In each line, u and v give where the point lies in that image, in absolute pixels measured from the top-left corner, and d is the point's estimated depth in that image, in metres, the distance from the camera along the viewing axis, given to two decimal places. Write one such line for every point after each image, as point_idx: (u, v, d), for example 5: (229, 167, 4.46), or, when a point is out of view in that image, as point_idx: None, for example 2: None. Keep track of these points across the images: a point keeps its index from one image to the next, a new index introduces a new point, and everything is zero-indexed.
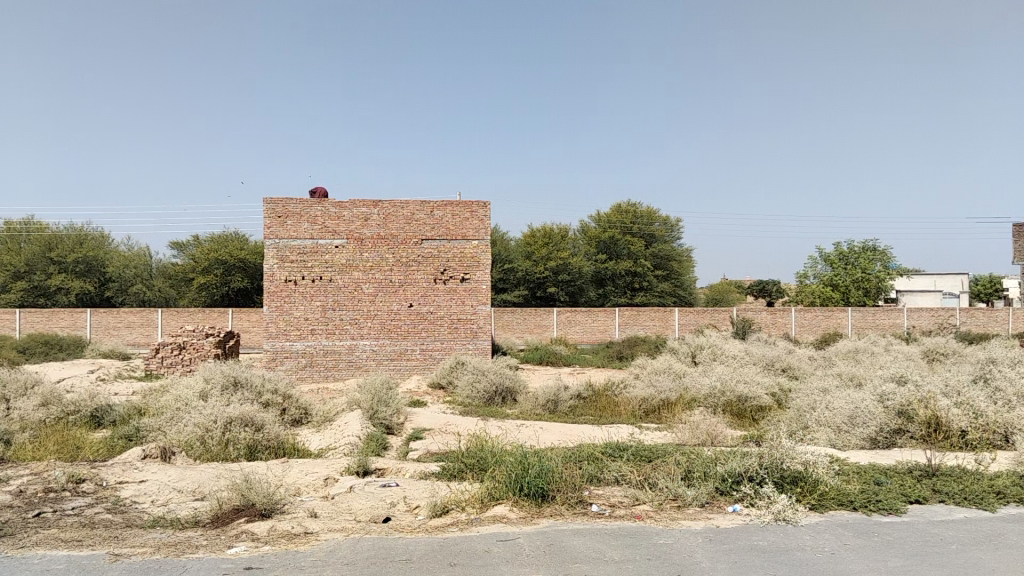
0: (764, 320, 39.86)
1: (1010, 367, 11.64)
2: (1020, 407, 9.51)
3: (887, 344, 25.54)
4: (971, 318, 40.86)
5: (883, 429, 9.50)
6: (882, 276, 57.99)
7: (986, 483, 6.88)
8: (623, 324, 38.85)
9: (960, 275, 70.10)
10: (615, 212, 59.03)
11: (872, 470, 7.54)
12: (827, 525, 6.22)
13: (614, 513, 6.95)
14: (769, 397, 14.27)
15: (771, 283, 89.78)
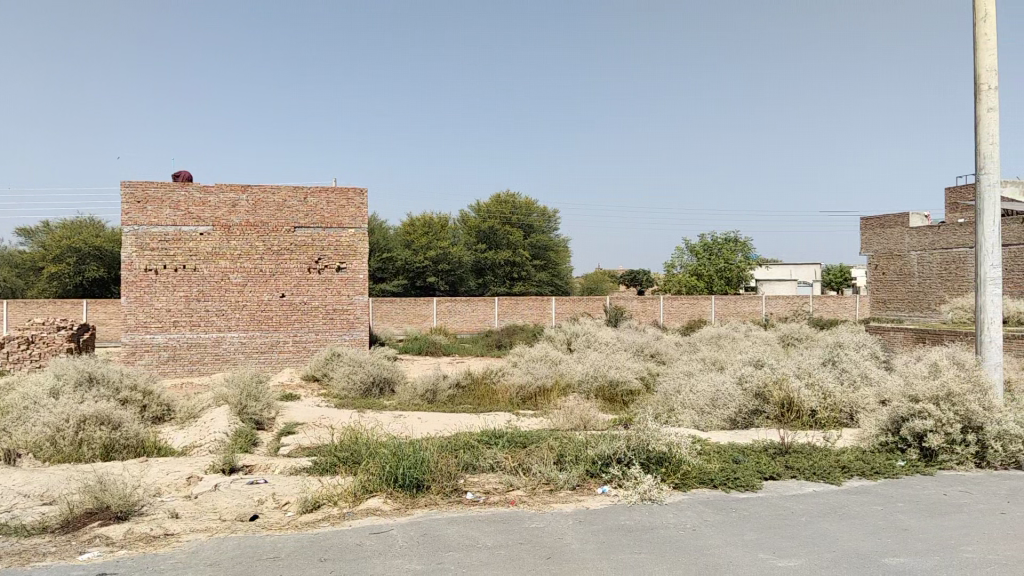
0: (635, 308, 41.05)
1: (855, 351, 12.55)
2: (862, 387, 10.26)
3: (746, 330, 27.01)
4: (823, 305, 43.94)
5: (741, 410, 10.01)
6: (743, 266, 61.47)
7: (833, 459, 7.36)
8: (502, 314, 39.24)
9: (812, 265, 75.26)
10: (494, 202, 59.51)
11: (731, 449, 7.92)
12: (689, 503, 6.47)
13: (488, 500, 6.97)
14: (638, 382, 14.80)
15: (643, 274, 93.23)
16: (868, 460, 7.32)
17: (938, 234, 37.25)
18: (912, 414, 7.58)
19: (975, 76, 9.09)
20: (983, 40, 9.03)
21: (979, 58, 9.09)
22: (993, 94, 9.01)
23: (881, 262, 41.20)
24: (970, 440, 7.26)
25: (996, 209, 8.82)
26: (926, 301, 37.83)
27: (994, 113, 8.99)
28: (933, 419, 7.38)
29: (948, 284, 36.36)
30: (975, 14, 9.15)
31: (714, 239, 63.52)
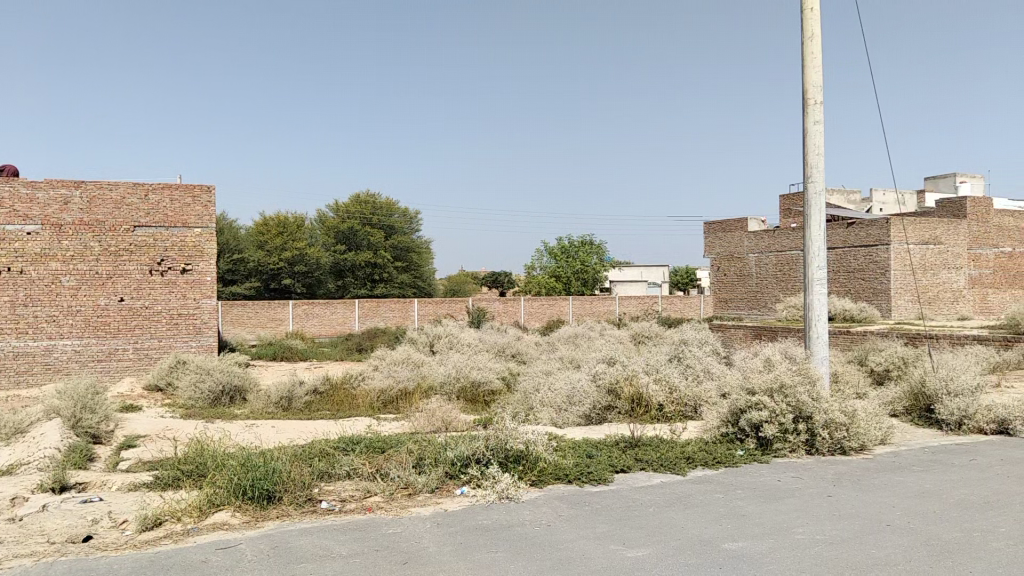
0: (497, 309, 41.49)
1: (699, 347, 13.26)
2: (705, 381, 10.83)
3: (602, 329, 27.91)
4: (671, 304, 46.28)
5: (595, 407, 10.33)
6: (599, 268, 63.63)
7: (679, 451, 7.71)
8: (362, 317, 38.55)
9: (663, 267, 78.88)
10: (354, 202, 58.40)
11: (585, 444, 8.13)
12: (545, 499, 6.59)
13: (344, 507, 6.79)
14: (499, 381, 14.96)
15: (504, 276, 94.58)
16: (711, 450, 7.72)
17: (774, 238, 40.04)
18: (749, 406, 8.08)
19: (803, 91, 9.84)
20: (810, 59, 9.79)
21: (807, 75, 9.85)
22: (819, 108, 9.79)
23: (723, 263, 43.72)
24: (800, 428, 7.82)
25: (821, 215, 9.56)
26: (764, 300, 40.56)
27: (820, 126, 9.76)
28: (768, 410, 7.89)
29: (783, 284, 39.17)
30: (803, 34, 9.90)
31: (571, 242, 65.31)
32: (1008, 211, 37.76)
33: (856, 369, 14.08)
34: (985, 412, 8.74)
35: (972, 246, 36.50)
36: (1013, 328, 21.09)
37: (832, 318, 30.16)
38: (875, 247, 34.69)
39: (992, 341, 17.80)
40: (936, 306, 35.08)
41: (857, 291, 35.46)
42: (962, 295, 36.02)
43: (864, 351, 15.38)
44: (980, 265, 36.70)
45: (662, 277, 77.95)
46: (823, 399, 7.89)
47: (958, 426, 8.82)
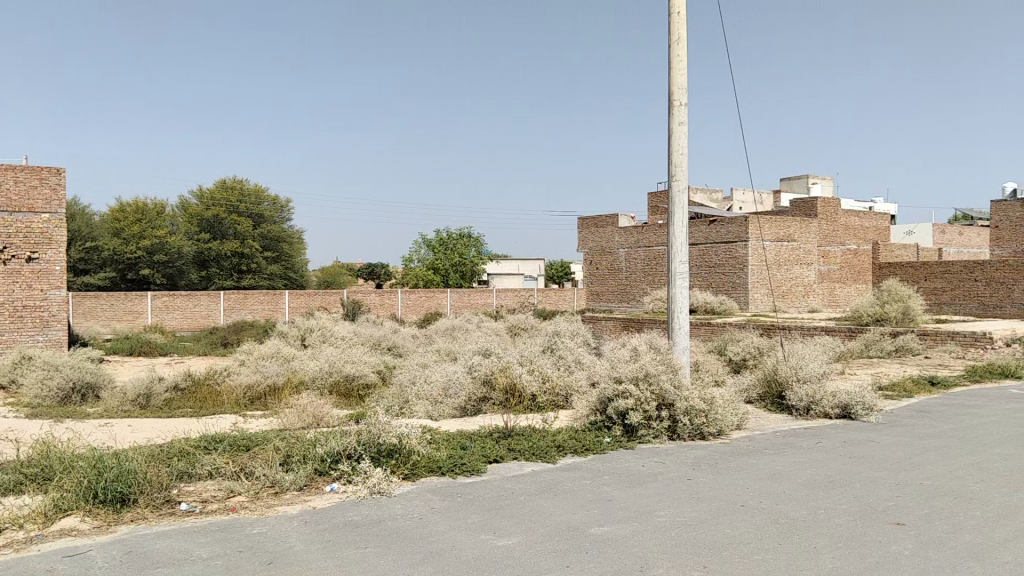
0: (372, 302, 40.88)
1: (571, 338, 13.59)
2: (576, 371, 11.09)
3: (478, 322, 28.10)
4: (546, 297, 47.19)
5: (470, 398, 10.39)
6: (476, 261, 64.02)
7: (549, 439, 7.86)
8: (228, 309, 37.04)
9: (539, 260, 80.24)
10: (219, 188, 55.87)
11: (459, 436, 8.14)
12: (417, 492, 6.55)
13: (205, 508, 6.50)
14: (374, 375, 14.79)
15: (380, 268, 93.41)
16: (581, 438, 7.92)
17: (643, 234, 41.53)
18: (617, 394, 8.34)
19: (669, 93, 10.23)
20: (675, 62, 10.20)
21: (673, 77, 10.24)
22: (683, 110, 10.21)
23: (595, 258, 44.86)
24: (663, 415, 8.17)
25: (684, 213, 9.97)
26: (633, 293, 42.04)
27: (684, 127, 10.19)
28: (634, 398, 8.18)
29: (651, 279, 40.74)
30: (669, 37, 10.28)
31: (448, 234, 65.31)
32: (854, 212, 40.80)
33: (717, 359, 14.87)
34: (831, 397, 9.35)
35: (822, 243, 39.22)
36: (856, 319, 22.83)
37: (696, 310, 31.65)
38: (734, 243, 36.67)
39: (838, 332, 19.24)
40: (789, 299, 37.48)
41: (719, 285, 37.36)
42: (813, 288, 38.67)
43: (725, 342, 16.24)
44: (829, 261, 39.50)
45: (538, 271, 79.31)
46: (684, 387, 8.28)
47: (806, 410, 9.46)
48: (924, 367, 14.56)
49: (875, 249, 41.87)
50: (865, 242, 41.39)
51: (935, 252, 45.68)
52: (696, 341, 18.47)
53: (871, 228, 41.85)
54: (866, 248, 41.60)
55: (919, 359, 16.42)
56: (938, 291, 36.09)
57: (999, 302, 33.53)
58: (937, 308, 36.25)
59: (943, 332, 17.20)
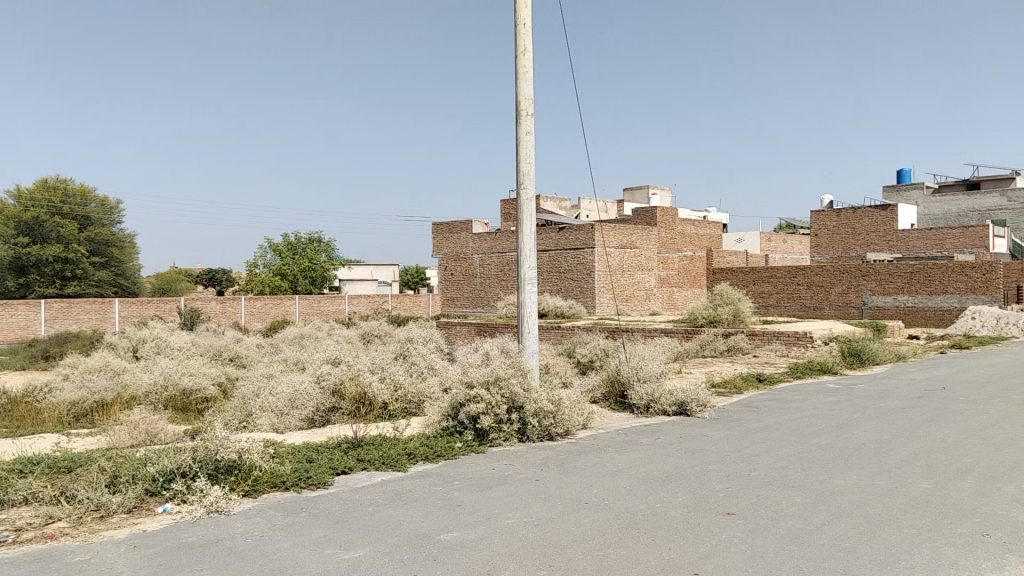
0: (215, 309, 39.00)
1: (423, 345, 13.57)
2: (428, 377, 11.07)
3: (328, 329, 27.48)
4: (400, 303, 47.11)
5: (318, 409, 10.12)
6: (326, 266, 62.57)
7: (400, 447, 7.77)
8: (50, 319, 34.21)
9: (393, 266, 79.43)
10: (40, 188, 51.96)
11: (305, 449, 7.89)
12: (258, 509, 6.29)
13: (19, 538, 5.92)
14: (214, 388, 14.10)
15: (221, 272, 89.36)
16: (431, 445, 7.88)
17: (496, 240, 42.18)
18: (468, 399, 8.37)
19: (516, 103, 10.43)
20: (521, 72, 10.42)
21: (519, 86, 10.46)
22: (530, 119, 10.45)
23: (449, 263, 44.90)
24: (513, 418, 8.28)
25: (532, 220, 10.18)
26: (486, 299, 42.58)
27: (531, 136, 10.42)
28: (485, 402, 8.25)
29: (503, 284, 41.52)
30: (516, 48, 10.49)
31: (296, 239, 63.38)
32: (690, 220, 43.16)
33: (565, 361, 15.31)
34: (669, 395, 9.82)
35: (661, 250, 41.28)
36: (691, 321, 24.18)
37: (546, 314, 32.55)
38: (582, 250, 38.00)
39: (676, 334, 20.30)
40: (632, 303, 39.24)
41: (567, 290, 38.53)
42: (653, 293, 40.65)
43: (573, 344, 16.75)
44: (668, 266, 41.64)
45: (391, 276, 78.58)
46: (533, 390, 8.45)
47: (647, 408, 9.89)
48: (752, 365, 15.62)
49: (709, 255, 44.34)
50: (700, 248, 43.82)
51: (762, 258, 49.24)
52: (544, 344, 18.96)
53: (705, 236, 44.27)
54: (701, 254, 44.03)
55: (748, 358, 17.60)
56: (765, 294, 38.78)
57: (817, 303, 36.57)
58: (763, 309, 38.92)
59: (769, 332, 18.47)
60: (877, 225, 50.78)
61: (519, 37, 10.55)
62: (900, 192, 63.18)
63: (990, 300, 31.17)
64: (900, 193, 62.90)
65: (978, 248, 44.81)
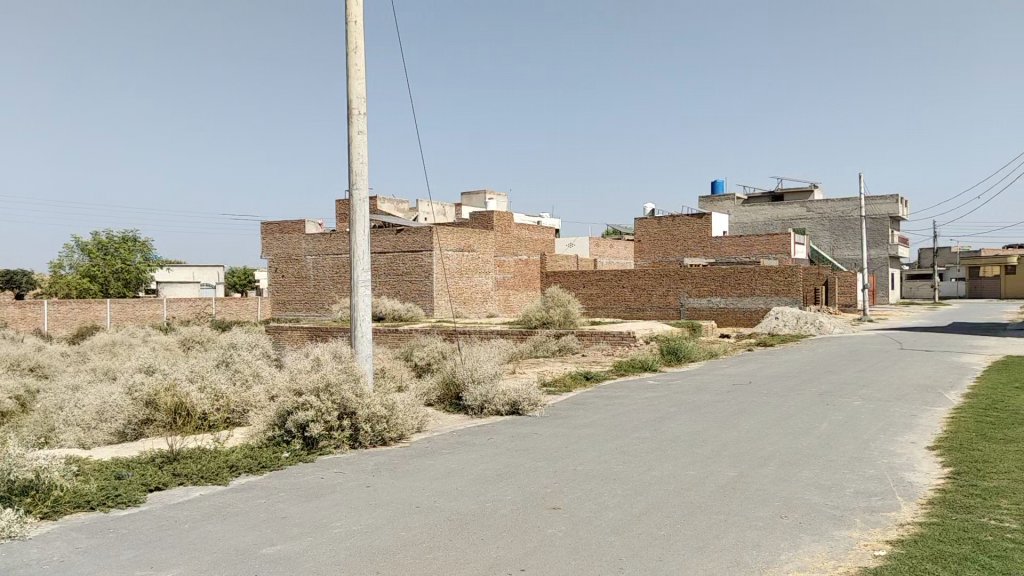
0: (11, 315, 35.73)
1: (248, 351, 13.10)
2: (254, 386, 10.67)
3: (144, 335, 25.83)
4: (226, 307, 45.05)
5: (131, 421, 9.47)
6: (143, 268, 58.78)
7: (221, 459, 7.42)
8: None
9: (217, 268, 75.61)
10: None
11: (114, 465, 7.35)
12: (59, 532, 5.79)
13: None
14: (11, 403, 12.89)
15: (20, 273, 81.36)
16: (256, 455, 7.58)
17: (330, 241, 41.39)
18: (296, 407, 8.12)
19: (348, 101, 10.30)
20: (352, 70, 10.31)
21: (350, 85, 10.34)
22: (362, 118, 10.35)
23: (280, 265, 43.46)
24: (344, 425, 8.15)
25: (365, 221, 10.08)
26: (320, 302, 41.70)
27: (363, 136, 10.32)
28: (314, 409, 8.04)
29: (338, 287, 40.87)
30: (347, 46, 10.36)
31: (108, 238, 58.87)
32: (525, 225, 44.04)
33: (402, 364, 15.30)
34: (502, 396, 10.03)
35: (497, 253, 42.01)
36: (524, 323, 24.80)
37: (383, 317, 32.52)
38: (420, 253, 38.11)
39: (510, 335, 20.78)
40: (470, 305, 39.78)
41: (405, 292, 38.44)
42: (490, 295, 41.39)
43: (409, 348, 16.77)
44: (504, 270, 42.45)
45: (216, 278, 74.77)
46: (365, 395, 8.35)
47: (480, 409, 10.03)
48: (580, 365, 16.31)
49: (542, 260, 45.27)
50: (533, 252, 44.76)
51: (592, 262, 51.35)
52: (378, 348, 18.83)
53: (539, 240, 45.37)
54: (535, 258, 44.99)
55: (578, 357, 18.34)
56: (593, 296, 40.17)
57: (640, 304, 38.52)
58: (592, 310, 40.31)
59: (596, 331, 19.32)
60: (696, 232, 54.31)
61: (350, 36, 10.44)
62: (717, 202, 67.95)
63: (790, 301, 34.31)
64: (717, 203, 67.66)
65: (784, 254, 49.03)
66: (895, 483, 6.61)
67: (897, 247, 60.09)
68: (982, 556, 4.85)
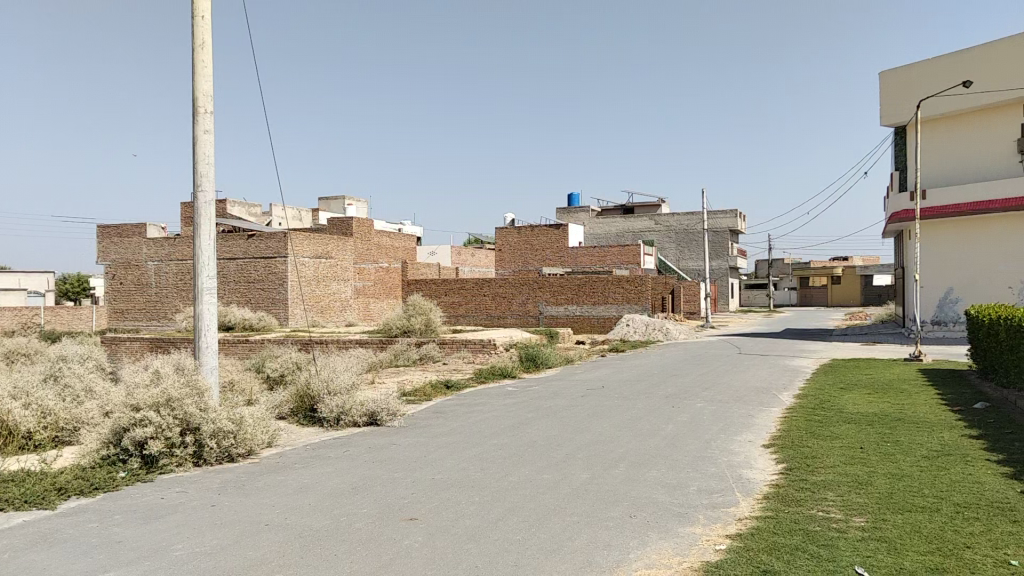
0: None
1: (80, 364, 12.21)
2: (85, 402, 9.94)
3: None
4: (56, 316, 41.78)
5: None
6: None
7: (48, 482, 6.85)
8: None
9: (45, 275, 69.95)
10: None
11: None
12: None
13: None
14: None
15: None
16: (88, 477, 7.05)
17: (174, 246, 39.30)
18: (133, 424, 7.63)
19: (194, 99, 9.85)
20: (200, 67, 9.86)
21: (196, 82, 9.88)
22: (209, 118, 9.90)
23: (119, 271, 40.82)
24: (187, 441, 7.74)
25: (212, 225, 9.65)
26: (163, 310, 39.50)
27: (209, 136, 9.88)
28: (154, 426, 7.59)
29: (183, 295, 38.87)
30: (193, 42, 9.90)
31: None
32: (385, 232, 43.64)
33: (255, 376, 14.79)
34: (359, 407, 9.84)
35: (357, 260, 41.30)
36: (384, 332, 24.52)
37: (233, 326, 31.34)
38: (274, 259, 36.95)
39: (370, 345, 20.48)
40: (327, 314, 38.92)
41: (257, 301, 37.12)
42: (349, 304, 40.63)
43: (263, 358, 16.21)
44: (364, 277, 41.80)
45: (44, 284, 69.10)
46: (210, 410, 7.97)
47: (336, 421, 9.80)
48: (441, 373, 16.31)
49: (403, 267, 45.05)
50: (395, 260, 44.51)
51: (453, 271, 51.59)
52: (230, 360, 18.11)
53: (400, 247, 45.06)
54: (396, 266, 44.65)
55: (438, 365, 18.32)
56: (455, 304, 40.25)
57: (500, 313, 39.09)
58: (453, 319, 40.39)
59: (458, 340, 19.43)
60: (553, 242, 55.64)
61: (196, 31, 9.98)
62: (573, 213, 69.81)
63: (640, 309, 35.84)
64: (573, 214, 69.57)
65: (632, 264, 51.29)
66: (733, 479, 7.03)
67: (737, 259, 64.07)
68: (811, 546, 5.23)
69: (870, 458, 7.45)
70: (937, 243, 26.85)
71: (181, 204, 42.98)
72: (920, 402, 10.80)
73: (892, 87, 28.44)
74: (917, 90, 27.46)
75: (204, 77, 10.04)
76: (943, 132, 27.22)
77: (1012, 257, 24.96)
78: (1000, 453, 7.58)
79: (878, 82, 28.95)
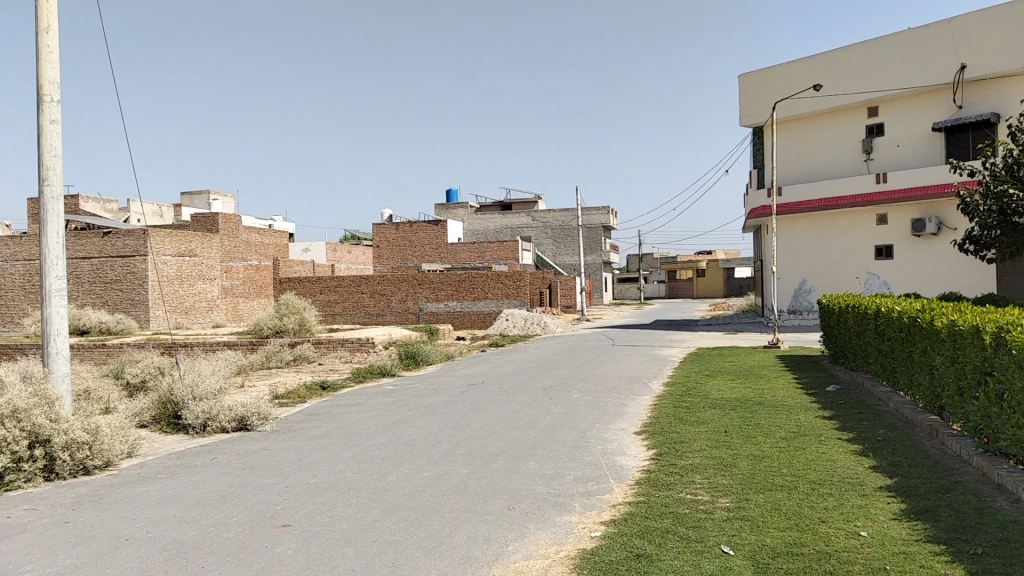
0: None
1: None
2: None
3: None
4: None
5: None
6: None
7: None
8: None
9: None
10: None
11: None
12: None
13: None
14: None
15: None
16: None
17: (20, 245, 36.46)
18: None
19: (39, 86, 9.17)
20: (45, 52, 9.19)
21: (41, 68, 9.21)
22: (56, 107, 9.25)
23: None
24: (37, 455, 7.23)
25: (60, 222, 9.02)
26: (9, 315, 36.58)
27: (56, 126, 9.23)
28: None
29: (31, 297, 36.15)
30: (37, 24, 9.21)
31: None
32: (254, 229, 42.13)
33: (112, 383, 13.96)
34: (227, 412, 9.48)
35: (223, 259, 39.68)
36: (255, 333, 23.70)
37: (89, 331, 29.45)
38: (132, 258, 34.94)
39: (240, 346, 19.76)
40: (191, 316, 37.22)
41: (115, 303, 35.03)
42: (216, 304, 39.00)
43: (122, 364, 15.33)
44: (232, 276, 40.20)
45: None
46: (62, 420, 7.46)
47: (202, 428, 9.40)
48: (316, 374, 15.94)
49: (275, 265, 43.61)
50: (265, 258, 43.04)
51: (329, 268, 50.49)
52: (83, 367, 17.04)
53: (271, 245, 43.60)
54: (267, 264, 43.19)
55: (313, 366, 17.90)
56: (330, 303, 39.33)
57: (378, 311, 38.55)
58: (328, 317, 39.53)
59: (333, 340, 19.09)
60: (431, 238, 55.46)
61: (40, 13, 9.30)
62: (451, 209, 69.76)
63: (518, 303, 36.43)
64: (451, 210, 69.52)
65: (511, 260, 51.95)
66: (608, 467, 7.25)
67: (610, 254, 66.09)
68: (680, 528, 5.47)
69: (734, 441, 7.87)
70: (793, 237, 28.64)
71: (26, 199, 39.92)
72: (778, 386, 11.50)
73: (752, 89, 30.06)
74: (775, 92, 29.15)
75: (50, 63, 9.36)
76: (798, 133, 29.02)
77: (858, 250, 26.94)
78: (848, 431, 8.20)
79: (738, 84, 30.51)
